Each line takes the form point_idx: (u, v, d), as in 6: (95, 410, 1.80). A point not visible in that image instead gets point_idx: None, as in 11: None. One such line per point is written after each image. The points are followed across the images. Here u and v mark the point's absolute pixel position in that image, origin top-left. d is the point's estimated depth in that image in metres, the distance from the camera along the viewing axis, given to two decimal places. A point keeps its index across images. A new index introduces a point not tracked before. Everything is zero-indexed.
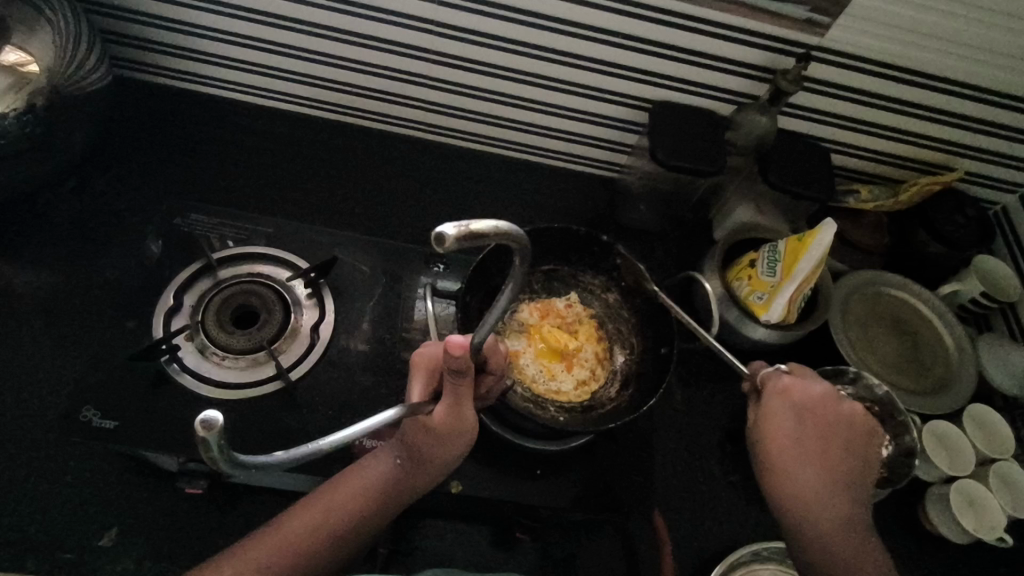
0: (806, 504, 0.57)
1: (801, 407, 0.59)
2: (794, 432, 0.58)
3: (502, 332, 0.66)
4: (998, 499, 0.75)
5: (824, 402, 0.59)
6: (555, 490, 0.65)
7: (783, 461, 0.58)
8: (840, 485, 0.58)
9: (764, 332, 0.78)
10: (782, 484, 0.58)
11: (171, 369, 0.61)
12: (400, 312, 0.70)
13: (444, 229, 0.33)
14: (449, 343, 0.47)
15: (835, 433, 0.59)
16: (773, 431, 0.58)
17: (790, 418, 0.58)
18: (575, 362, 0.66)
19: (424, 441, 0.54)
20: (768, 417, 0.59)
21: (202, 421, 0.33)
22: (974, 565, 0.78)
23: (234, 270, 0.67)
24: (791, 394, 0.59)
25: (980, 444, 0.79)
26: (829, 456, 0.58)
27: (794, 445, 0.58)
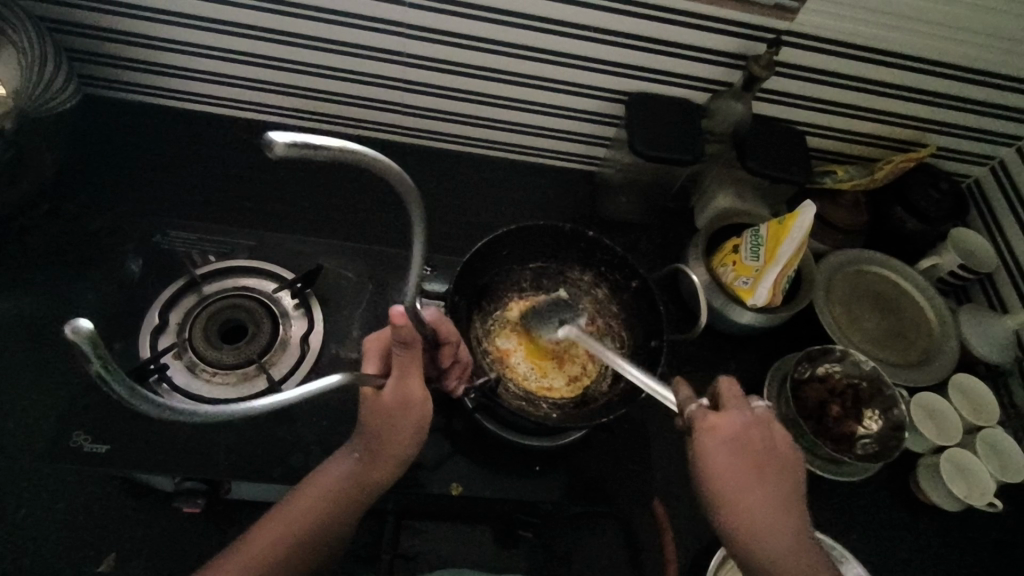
0: (761, 538, 0.53)
1: (726, 438, 0.53)
2: (731, 465, 0.53)
3: (491, 332, 0.66)
4: (987, 466, 0.77)
5: (752, 425, 0.54)
6: (555, 486, 0.64)
7: (735, 505, 0.53)
8: (790, 508, 0.54)
9: (750, 317, 0.79)
10: (739, 516, 0.53)
11: (161, 388, 0.60)
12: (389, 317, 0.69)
13: (271, 136, 0.36)
14: (391, 315, 0.45)
15: (764, 454, 0.54)
16: (710, 467, 0.53)
17: (723, 457, 0.52)
18: (566, 359, 0.66)
19: (377, 425, 0.52)
20: (704, 452, 0.53)
21: (71, 327, 0.31)
22: (968, 531, 0.80)
23: (219, 284, 0.66)
24: (730, 416, 0.54)
25: (967, 413, 0.81)
26: (765, 480, 0.54)
27: (728, 478, 0.53)
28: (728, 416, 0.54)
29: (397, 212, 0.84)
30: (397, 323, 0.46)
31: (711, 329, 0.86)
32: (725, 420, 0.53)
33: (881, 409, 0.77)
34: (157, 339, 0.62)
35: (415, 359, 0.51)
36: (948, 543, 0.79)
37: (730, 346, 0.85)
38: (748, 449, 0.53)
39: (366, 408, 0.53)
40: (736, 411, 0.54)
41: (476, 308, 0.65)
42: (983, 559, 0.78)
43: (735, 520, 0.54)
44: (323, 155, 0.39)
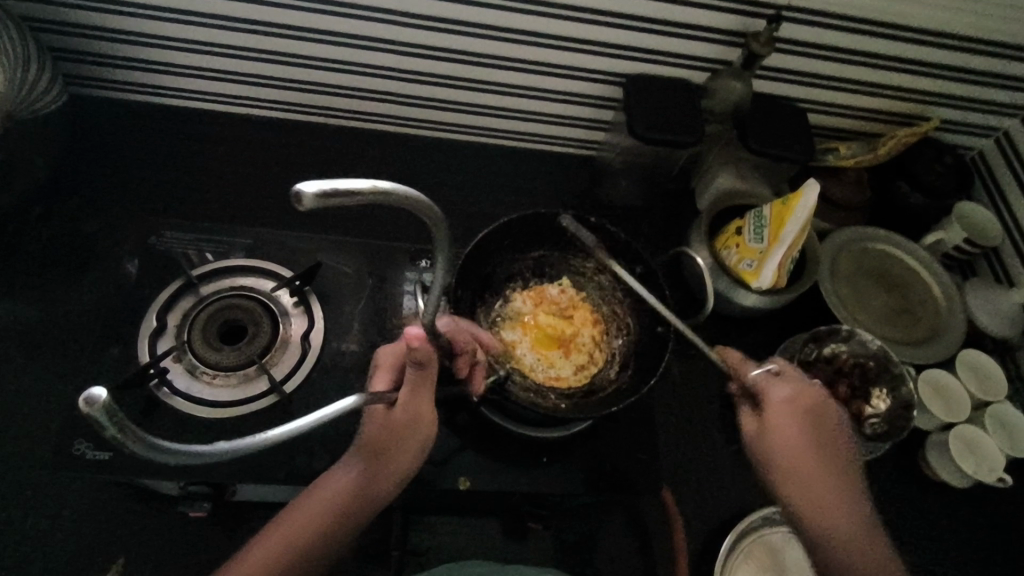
0: (819, 503, 0.54)
1: (796, 409, 0.57)
2: (798, 434, 0.56)
3: (495, 323, 0.64)
4: (995, 441, 0.76)
5: (817, 398, 0.58)
6: (563, 477, 0.64)
7: (795, 465, 0.55)
8: (852, 489, 0.56)
9: (754, 299, 0.79)
10: (798, 489, 0.55)
11: (161, 393, 0.59)
12: (391, 312, 0.69)
13: (301, 187, 0.33)
14: (409, 337, 0.48)
15: (830, 435, 0.57)
16: (777, 436, 0.57)
17: (789, 421, 0.57)
18: (572, 347, 0.65)
19: (383, 441, 0.52)
20: (770, 421, 0.57)
21: (85, 398, 0.31)
22: (977, 506, 0.80)
23: (216, 284, 0.65)
24: (777, 407, 0.58)
25: (974, 389, 0.80)
26: (831, 457, 0.56)
27: (795, 441, 0.56)
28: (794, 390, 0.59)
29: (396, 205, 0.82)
30: (413, 344, 0.49)
31: (715, 313, 0.85)
32: (774, 408, 0.58)
33: (889, 388, 0.76)
34: (156, 343, 0.61)
35: (429, 378, 0.53)
36: (958, 519, 0.79)
37: (734, 329, 0.85)
38: (817, 422, 0.57)
39: (374, 425, 0.53)
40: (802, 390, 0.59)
41: (479, 300, 0.64)
42: (995, 534, 0.78)
43: (796, 493, 0.55)
44: (343, 204, 0.35)
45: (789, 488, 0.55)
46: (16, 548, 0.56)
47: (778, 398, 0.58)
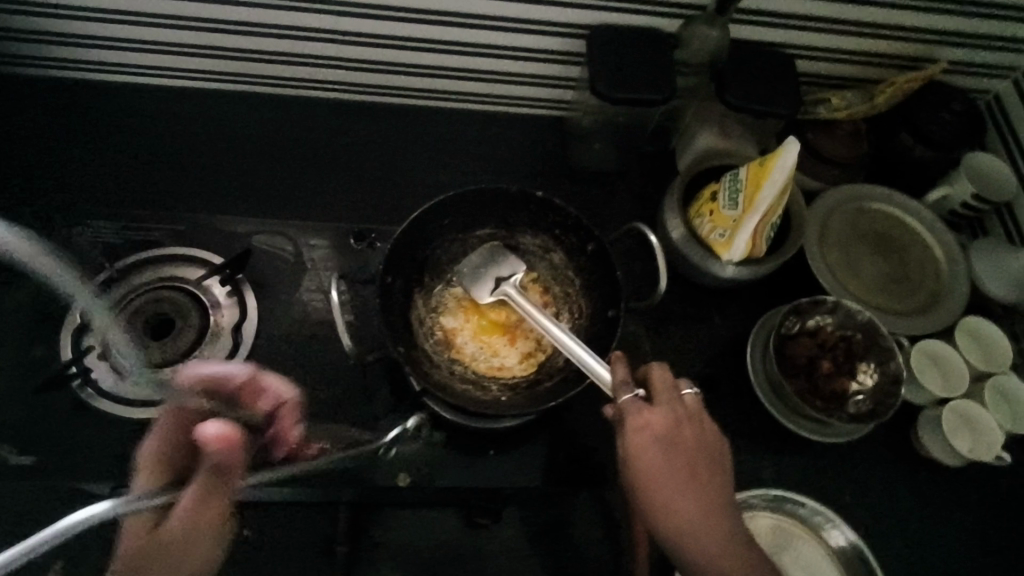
0: (686, 538, 0.50)
1: (661, 434, 0.51)
2: (661, 463, 0.50)
3: (434, 310, 0.60)
4: (993, 416, 0.71)
5: (684, 417, 0.53)
6: (514, 468, 0.63)
7: (661, 500, 0.50)
8: (722, 508, 0.51)
9: (732, 270, 0.73)
10: (668, 518, 0.50)
11: (86, 393, 0.56)
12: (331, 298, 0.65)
13: None
14: (214, 435, 0.45)
15: (698, 453, 0.52)
16: (639, 465, 0.51)
17: (656, 453, 0.51)
18: (518, 333, 0.60)
19: (128, 566, 0.43)
20: (634, 449, 0.51)
21: None
22: (978, 486, 0.74)
23: (142, 276, 0.62)
24: (640, 439, 0.51)
25: (975, 360, 0.74)
26: (698, 477, 0.51)
27: (661, 472, 0.50)
28: (660, 413, 0.52)
29: (347, 182, 0.77)
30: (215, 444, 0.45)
31: (693, 285, 0.79)
32: (638, 438, 0.51)
33: (877, 362, 0.70)
34: (82, 340, 0.58)
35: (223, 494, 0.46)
36: (956, 500, 0.73)
37: (714, 301, 0.79)
38: (682, 446, 0.51)
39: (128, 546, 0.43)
40: (668, 408, 0.52)
41: (416, 285, 0.59)
42: (996, 515, 0.73)
43: (664, 523, 0.51)
44: None
45: (656, 519, 0.51)
46: None
47: (636, 426, 0.51)
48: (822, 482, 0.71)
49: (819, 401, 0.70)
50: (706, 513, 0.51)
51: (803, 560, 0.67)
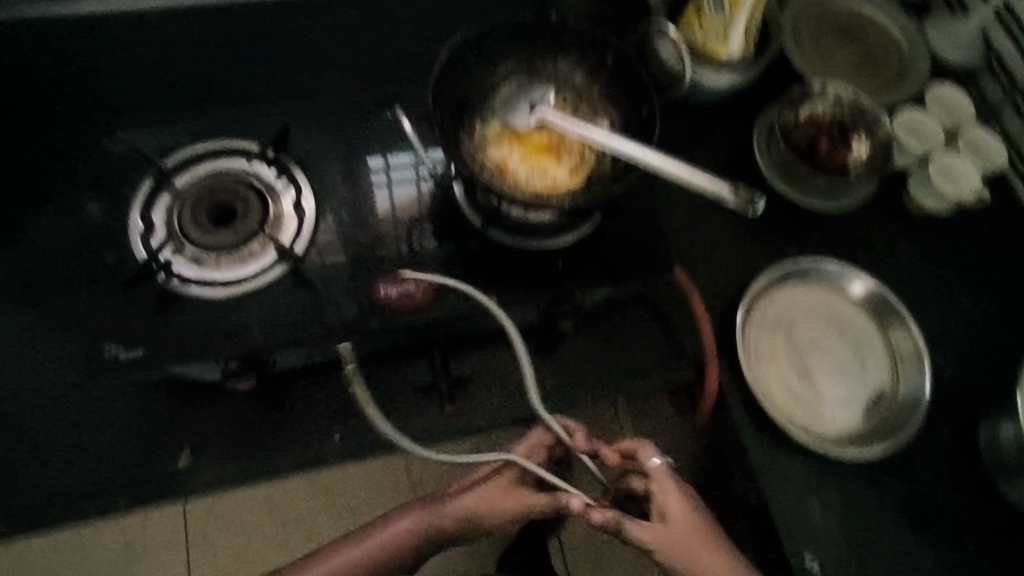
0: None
1: (666, 532, 0.59)
2: (683, 533, 0.59)
3: (481, 145, 0.64)
4: (968, 162, 0.81)
5: (695, 522, 0.60)
6: (581, 274, 0.66)
7: (682, 558, 0.59)
8: (735, 564, 0.60)
9: (725, 77, 0.78)
10: (694, 565, 0.59)
11: (172, 284, 0.59)
12: (372, 164, 0.67)
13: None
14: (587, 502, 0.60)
15: (711, 539, 0.60)
16: (665, 547, 0.59)
17: (682, 532, 0.59)
18: (563, 151, 0.64)
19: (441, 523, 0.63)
20: (659, 549, 0.59)
21: None
22: (971, 228, 0.83)
23: (190, 174, 0.64)
24: (668, 550, 0.59)
25: (944, 119, 0.83)
26: (710, 546, 0.60)
27: (687, 556, 0.59)
28: (665, 530, 0.60)
29: None
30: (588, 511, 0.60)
31: (691, 106, 0.84)
32: (661, 531, 0.59)
33: (867, 132, 0.78)
34: (149, 241, 0.61)
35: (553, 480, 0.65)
36: (956, 245, 0.82)
37: (714, 116, 0.84)
38: (700, 548, 0.60)
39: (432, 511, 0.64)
40: (677, 512, 0.60)
41: (460, 124, 0.64)
42: (991, 250, 0.82)
43: (679, 561, 0.59)
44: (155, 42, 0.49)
45: (674, 561, 0.59)
46: (90, 460, 0.59)
47: (660, 526, 0.60)
48: (840, 251, 0.80)
49: (823, 176, 0.78)
50: (712, 550, 0.60)
51: (836, 315, 0.76)
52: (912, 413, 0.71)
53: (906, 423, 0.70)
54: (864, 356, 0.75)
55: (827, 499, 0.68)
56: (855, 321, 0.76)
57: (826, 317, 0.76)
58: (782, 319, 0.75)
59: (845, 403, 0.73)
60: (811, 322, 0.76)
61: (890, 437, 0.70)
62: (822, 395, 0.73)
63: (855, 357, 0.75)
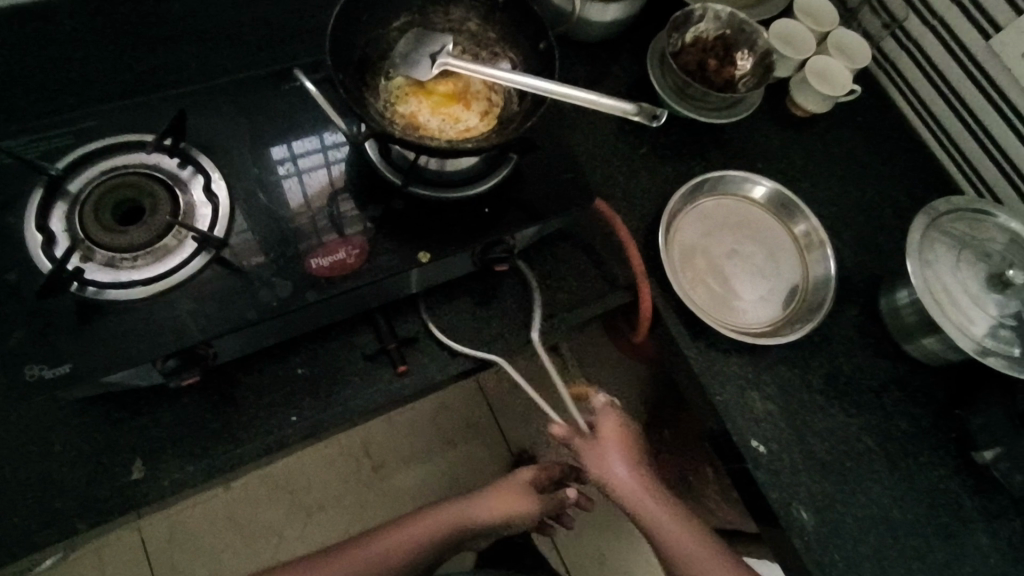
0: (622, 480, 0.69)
1: (610, 439, 0.71)
2: (615, 434, 0.71)
3: (388, 103, 0.64)
4: (840, 61, 0.88)
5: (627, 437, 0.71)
6: (508, 217, 0.67)
7: (610, 446, 0.70)
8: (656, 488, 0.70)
9: (612, 11, 0.82)
10: (612, 453, 0.70)
11: (89, 292, 0.56)
12: (286, 148, 0.66)
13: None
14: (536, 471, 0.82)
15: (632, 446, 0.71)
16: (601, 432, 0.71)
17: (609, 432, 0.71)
18: (470, 99, 0.65)
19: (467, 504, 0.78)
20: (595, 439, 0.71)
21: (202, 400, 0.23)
22: (844, 127, 0.93)
23: (83, 178, 0.61)
24: (606, 440, 0.70)
25: (815, 25, 0.90)
26: (633, 455, 0.71)
27: (616, 451, 0.70)
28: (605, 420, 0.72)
29: (241, 56, 0.77)
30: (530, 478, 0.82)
31: (584, 46, 0.87)
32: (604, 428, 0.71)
33: (748, 46, 0.84)
34: (53, 251, 0.57)
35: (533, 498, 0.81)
36: (836, 142, 0.91)
37: (607, 53, 0.87)
38: (625, 450, 0.70)
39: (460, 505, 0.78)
40: (608, 419, 0.72)
41: (363, 84, 0.63)
42: (865, 143, 0.92)
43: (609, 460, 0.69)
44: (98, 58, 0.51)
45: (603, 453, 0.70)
46: (37, 485, 0.56)
47: (603, 420, 0.72)
48: (740, 163, 0.86)
49: (716, 91, 0.83)
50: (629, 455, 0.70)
51: (748, 220, 0.83)
52: (823, 293, 0.78)
53: (819, 303, 0.77)
54: (777, 251, 0.82)
55: (764, 387, 0.75)
56: (764, 222, 0.83)
57: (739, 223, 0.82)
58: (700, 230, 0.81)
59: (767, 297, 0.79)
60: (727, 229, 0.82)
61: (807, 318, 0.77)
62: (745, 292, 0.79)
63: (770, 254, 0.81)
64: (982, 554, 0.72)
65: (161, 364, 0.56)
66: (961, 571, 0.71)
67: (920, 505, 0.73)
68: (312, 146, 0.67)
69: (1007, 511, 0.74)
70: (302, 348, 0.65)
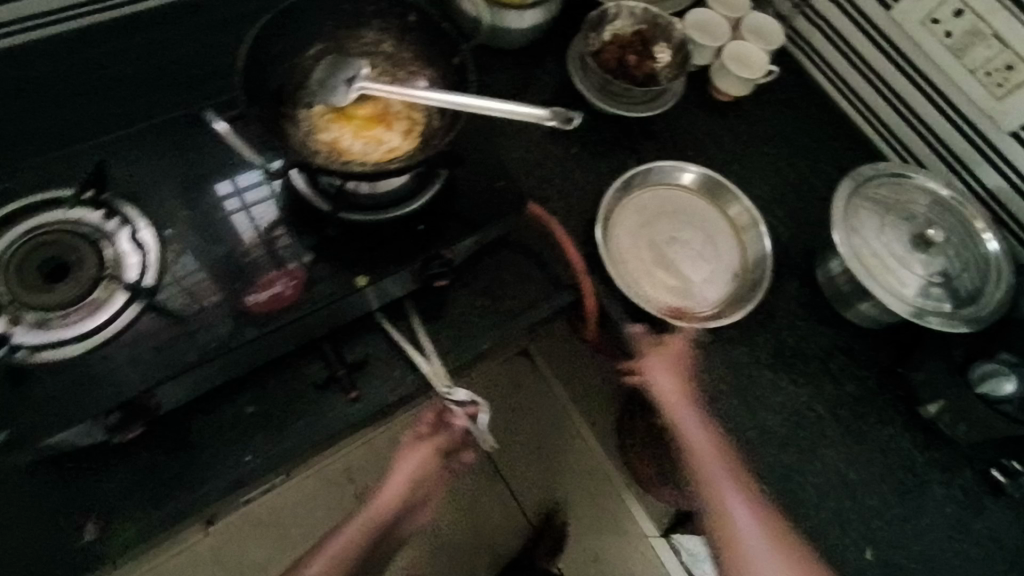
0: (701, 456, 0.71)
1: (670, 363, 0.74)
2: (670, 380, 0.73)
3: (310, 132, 0.64)
4: (755, 45, 0.91)
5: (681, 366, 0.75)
6: (443, 232, 0.68)
7: (673, 400, 0.73)
8: (723, 452, 0.72)
9: (530, 19, 0.83)
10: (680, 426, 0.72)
11: (21, 356, 0.56)
12: (229, 186, 0.66)
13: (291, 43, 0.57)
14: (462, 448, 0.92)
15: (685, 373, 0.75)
16: (657, 379, 0.73)
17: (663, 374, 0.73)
18: (392, 119, 0.66)
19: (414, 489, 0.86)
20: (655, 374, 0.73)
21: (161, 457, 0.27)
22: (768, 107, 0.96)
23: (4, 241, 0.60)
24: (659, 375, 0.73)
25: (727, 12, 0.93)
26: (706, 421, 0.73)
27: (672, 397, 0.73)
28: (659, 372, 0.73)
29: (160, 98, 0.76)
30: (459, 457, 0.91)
31: (507, 54, 0.88)
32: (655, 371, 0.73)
33: (664, 40, 0.86)
34: None
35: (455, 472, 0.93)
36: (761, 123, 0.94)
37: (530, 59, 0.89)
38: (675, 396, 0.73)
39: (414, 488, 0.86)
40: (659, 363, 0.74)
41: (282, 115, 0.63)
42: (788, 121, 0.95)
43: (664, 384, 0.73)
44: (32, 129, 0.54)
45: (666, 385, 0.73)
46: None
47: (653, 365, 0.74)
48: (671, 153, 0.88)
49: (640, 86, 0.85)
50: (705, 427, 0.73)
51: (684, 208, 0.85)
52: (763, 272, 0.80)
53: (759, 282, 0.80)
54: (716, 235, 0.84)
55: (716, 369, 0.77)
56: (700, 207, 0.85)
57: (675, 211, 0.84)
58: (638, 222, 0.82)
59: (711, 281, 0.81)
60: (664, 218, 0.83)
61: (750, 297, 0.79)
62: (689, 279, 0.81)
63: (709, 238, 0.83)
64: (935, 506, 0.75)
65: (104, 420, 0.56)
66: (917, 524, 0.74)
67: (874, 464, 0.76)
68: (254, 179, 0.66)
69: (957, 462, 0.77)
70: (253, 384, 0.65)
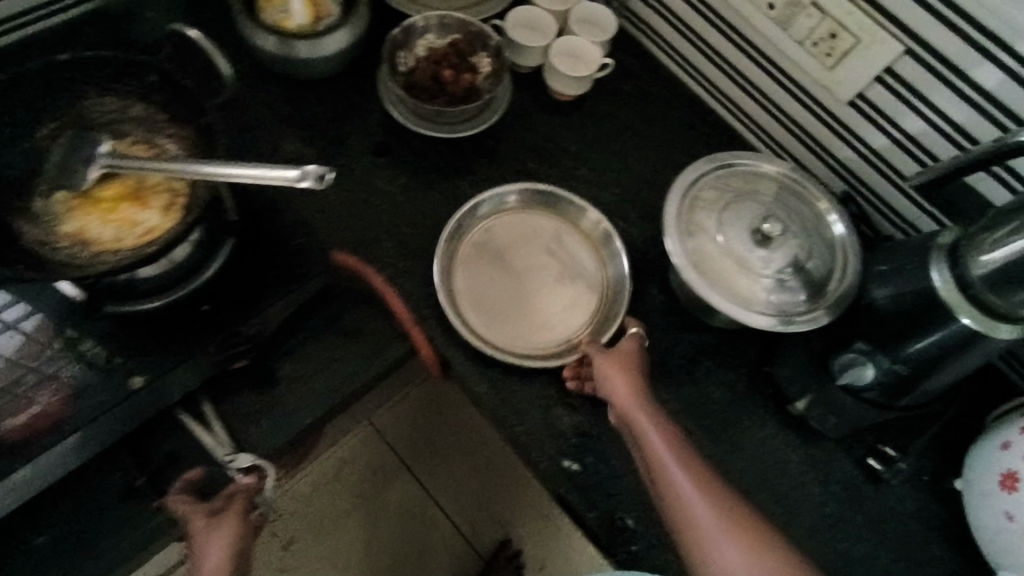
0: (660, 465, 0.61)
1: (621, 368, 0.67)
2: (625, 386, 0.65)
3: (52, 226, 0.57)
4: (585, 38, 0.85)
5: (634, 370, 0.67)
6: (229, 311, 0.66)
7: (627, 406, 0.64)
8: (686, 452, 0.62)
9: (329, 44, 0.76)
10: (636, 427, 0.63)
11: None
12: None
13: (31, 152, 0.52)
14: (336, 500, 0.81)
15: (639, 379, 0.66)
16: (612, 385, 0.66)
17: (616, 378, 0.66)
18: (149, 194, 0.58)
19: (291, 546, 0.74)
20: (606, 378, 0.66)
21: None
22: (617, 98, 0.89)
23: None
24: (612, 378, 0.66)
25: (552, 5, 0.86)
26: (658, 419, 0.64)
27: (630, 400, 0.65)
28: (610, 379, 0.66)
29: None
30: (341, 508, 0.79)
31: (317, 85, 0.81)
32: (608, 378, 0.66)
33: (480, 48, 0.80)
34: None
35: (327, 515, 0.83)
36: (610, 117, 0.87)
37: (343, 85, 0.81)
38: (635, 401, 0.65)
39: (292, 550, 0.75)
40: (609, 367, 0.67)
41: (13, 215, 0.57)
42: (639, 110, 0.88)
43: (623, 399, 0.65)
44: None
45: (621, 396, 0.65)
46: None
47: (604, 372, 0.67)
48: (511, 166, 0.81)
49: (460, 103, 0.78)
50: (655, 421, 0.64)
51: (530, 225, 0.78)
52: (619, 304, 0.75)
53: (612, 314, 0.74)
54: (572, 261, 0.78)
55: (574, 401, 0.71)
56: (549, 230, 0.78)
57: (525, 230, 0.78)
58: (480, 259, 0.75)
59: (570, 304, 0.75)
60: (515, 240, 0.77)
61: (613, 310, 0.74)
62: (545, 314, 0.74)
63: (563, 267, 0.77)
64: (813, 507, 0.73)
65: None
66: (796, 532, 0.71)
67: (746, 475, 0.73)
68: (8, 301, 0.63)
69: (831, 457, 0.75)
70: (43, 512, 0.60)
